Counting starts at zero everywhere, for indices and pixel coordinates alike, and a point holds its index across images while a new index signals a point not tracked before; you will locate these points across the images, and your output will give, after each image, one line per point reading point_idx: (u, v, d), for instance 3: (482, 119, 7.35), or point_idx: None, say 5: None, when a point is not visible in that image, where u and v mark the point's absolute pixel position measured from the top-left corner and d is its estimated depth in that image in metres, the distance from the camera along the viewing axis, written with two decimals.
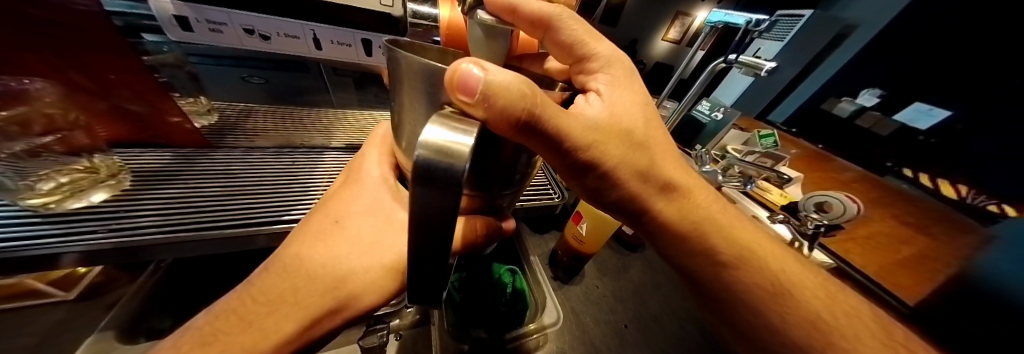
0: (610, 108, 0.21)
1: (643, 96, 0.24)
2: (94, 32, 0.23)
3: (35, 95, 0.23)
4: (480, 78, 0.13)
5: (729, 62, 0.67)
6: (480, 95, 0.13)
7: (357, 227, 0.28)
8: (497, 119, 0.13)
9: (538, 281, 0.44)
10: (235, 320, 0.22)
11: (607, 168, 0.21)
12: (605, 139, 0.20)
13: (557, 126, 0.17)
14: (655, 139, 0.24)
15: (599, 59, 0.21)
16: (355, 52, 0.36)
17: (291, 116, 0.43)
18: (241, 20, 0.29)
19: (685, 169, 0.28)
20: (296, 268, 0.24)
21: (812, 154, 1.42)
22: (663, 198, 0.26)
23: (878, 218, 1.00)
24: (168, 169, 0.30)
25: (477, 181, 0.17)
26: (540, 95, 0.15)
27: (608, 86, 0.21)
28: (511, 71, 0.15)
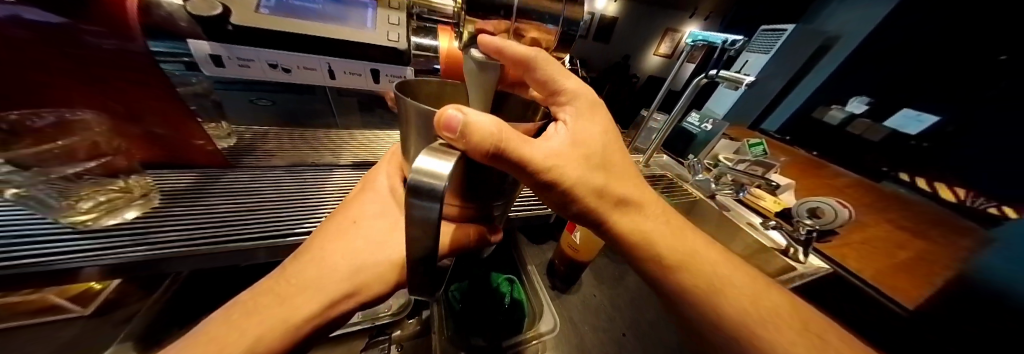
0: (572, 136, 0.24)
1: (608, 125, 0.27)
2: (131, 67, 0.26)
3: (87, 125, 0.27)
4: (462, 117, 0.16)
5: (712, 77, 0.71)
6: (459, 134, 0.16)
7: (368, 230, 0.31)
8: (471, 151, 0.16)
9: (536, 290, 0.46)
10: (266, 299, 0.25)
11: (567, 186, 0.24)
12: (564, 161, 0.23)
13: (524, 154, 0.19)
14: (615, 159, 0.27)
15: (567, 94, 0.24)
16: (365, 80, 0.35)
17: (304, 137, 0.46)
18: (267, 56, 0.30)
19: (642, 184, 0.30)
20: (317, 262, 0.28)
21: (805, 162, 1.51)
22: (617, 211, 0.27)
23: (873, 224, 1.03)
24: (191, 185, 0.32)
25: (470, 192, 0.20)
26: (510, 132, 0.18)
27: (574, 117, 0.24)
28: (489, 115, 0.17)
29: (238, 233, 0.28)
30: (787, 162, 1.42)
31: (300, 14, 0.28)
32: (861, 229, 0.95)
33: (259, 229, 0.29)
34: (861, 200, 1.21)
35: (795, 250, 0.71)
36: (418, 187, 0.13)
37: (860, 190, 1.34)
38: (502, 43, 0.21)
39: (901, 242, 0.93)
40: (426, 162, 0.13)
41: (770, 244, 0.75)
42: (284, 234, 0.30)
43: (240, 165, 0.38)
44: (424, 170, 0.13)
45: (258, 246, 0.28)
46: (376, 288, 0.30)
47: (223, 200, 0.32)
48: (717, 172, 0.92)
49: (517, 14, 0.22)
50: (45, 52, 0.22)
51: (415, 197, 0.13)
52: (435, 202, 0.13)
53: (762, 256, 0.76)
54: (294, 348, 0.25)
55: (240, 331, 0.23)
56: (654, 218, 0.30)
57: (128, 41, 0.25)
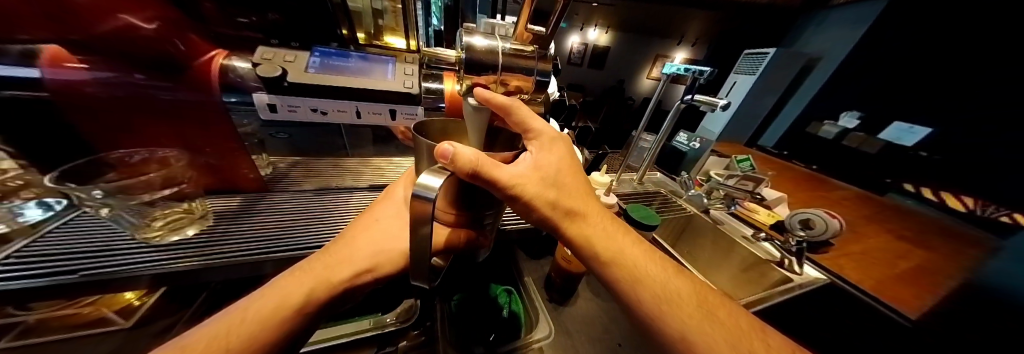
0: (534, 163, 0.27)
1: (567, 156, 0.30)
2: (200, 112, 0.35)
3: (169, 159, 0.35)
4: (453, 149, 0.20)
5: (688, 101, 0.79)
6: (451, 161, 0.20)
7: (388, 226, 0.35)
8: (459, 173, 0.21)
9: (532, 299, 0.47)
10: (312, 267, 0.28)
11: (527, 198, 0.26)
12: (526, 182, 0.25)
13: (498, 177, 0.23)
14: (567, 180, 0.29)
15: (535, 134, 0.27)
16: (384, 119, 0.41)
17: (328, 164, 0.53)
18: (310, 103, 0.36)
19: (590, 196, 0.32)
20: (347, 243, 0.31)
21: (799, 177, 1.54)
22: (565, 221, 0.29)
23: (872, 234, 1.04)
24: (240, 206, 0.39)
25: (465, 203, 0.26)
26: (485, 159, 0.22)
27: (538, 151, 0.28)
28: (472, 148, 0.21)
29: (272, 247, 0.33)
30: (781, 177, 1.46)
31: (338, 71, 0.36)
32: (860, 240, 0.96)
33: (291, 244, 0.34)
34: (858, 212, 1.22)
35: (790, 261, 0.72)
36: (419, 195, 0.20)
37: (858, 202, 1.36)
38: (490, 94, 0.25)
39: (902, 253, 0.94)
40: (427, 179, 0.20)
41: (765, 255, 0.76)
42: (312, 246, 0.35)
43: (277, 189, 0.44)
44: (424, 185, 0.20)
45: (296, 255, 0.33)
46: (384, 270, 0.32)
47: (259, 220, 0.37)
48: (709, 187, 0.97)
49: (502, 69, 0.29)
50: (126, 100, 0.30)
51: (419, 201, 0.20)
52: (430, 204, 0.20)
53: (759, 268, 0.77)
54: (320, 309, 0.27)
55: (292, 288, 0.26)
56: (596, 226, 0.30)
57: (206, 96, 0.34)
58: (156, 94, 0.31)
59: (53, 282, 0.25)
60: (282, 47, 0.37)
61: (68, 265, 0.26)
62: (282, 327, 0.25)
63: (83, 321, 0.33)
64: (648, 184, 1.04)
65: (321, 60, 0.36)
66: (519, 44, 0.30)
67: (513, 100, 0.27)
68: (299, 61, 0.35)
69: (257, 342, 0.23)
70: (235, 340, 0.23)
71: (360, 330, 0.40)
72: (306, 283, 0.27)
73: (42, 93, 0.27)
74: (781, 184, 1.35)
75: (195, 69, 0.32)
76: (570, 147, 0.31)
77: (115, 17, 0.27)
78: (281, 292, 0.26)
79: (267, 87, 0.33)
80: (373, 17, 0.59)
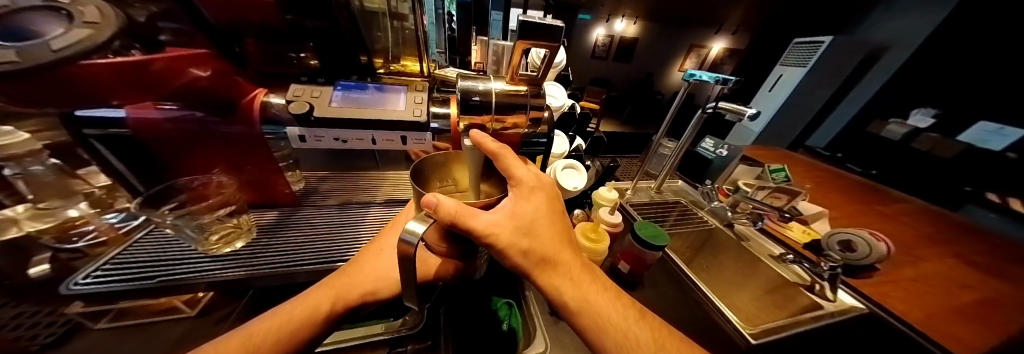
0: (511, 211, 0.27)
1: (545, 204, 0.30)
2: (245, 142, 0.41)
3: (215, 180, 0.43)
4: (436, 201, 0.24)
5: (712, 109, 0.73)
6: (433, 211, 0.24)
7: (391, 256, 0.39)
8: (442, 221, 0.24)
9: (531, 312, 0.49)
10: (335, 286, 0.33)
11: (501, 250, 0.27)
12: (502, 233, 0.26)
13: (473, 226, 0.25)
14: (542, 229, 0.29)
15: (519, 181, 0.28)
16: (397, 143, 0.45)
17: (351, 179, 0.59)
18: (334, 133, 0.41)
19: (565, 243, 0.31)
20: (357, 269, 0.35)
21: (849, 185, 1.38)
22: (536, 270, 0.29)
23: (934, 257, 0.92)
24: (275, 221, 0.46)
25: (452, 240, 0.29)
26: (462, 211, 0.24)
27: (514, 198, 0.28)
28: (452, 198, 0.25)
29: (300, 260, 0.39)
30: (824, 186, 1.31)
31: (357, 104, 0.41)
32: (912, 264, 0.85)
33: (315, 258, 0.40)
34: (918, 230, 1.07)
35: (821, 286, 0.67)
36: (406, 240, 0.24)
37: (921, 219, 1.19)
38: (479, 140, 0.28)
39: (968, 282, 0.82)
40: (413, 225, 0.24)
41: (794, 278, 0.72)
42: (333, 260, 0.40)
43: (307, 204, 0.51)
44: (410, 230, 0.24)
45: (319, 268, 0.38)
46: (383, 294, 0.36)
47: (287, 235, 0.43)
48: (733, 200, 0.89)
49: (495, 110, 0.33)
50: (198, 133, 0.38)
51: (404, 245, 0.24)
52: (413, 248, 0.24)
53: (784, 291, 0.71)
54: (335, 321, 0.31)
55: (317, 301, 0.31)
56: (565, 277, 0.30)
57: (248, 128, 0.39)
58: (217, 128, 0.38)
59: (142, 285, 0.33)
60: (309, 83, 0.42)
61: (146, 273, 0.35)
62: (314, 328, 0.29)
63: (160, 308, 0.38)
64: (667, 192, 1.03)
65: (342, 93, 0.41)
66: (512, 84, 0.33)
67: (498, 143, 0.29)
68: (324, 96, 0.40)
69: (300, 333, 0.28)
70: (281, 334, 0.27)
71: (372, 333, 0.43)
72: (328, 296, 0.31)
73: (126, 130, 0.34)
74: (823, 195, 1.21)
75: (241, 106, 0.38)
76: (550, 190, 0.32)
77: (183, 72, 0.33)
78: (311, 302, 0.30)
79: (298, 122, 0.38)
80: (389, 19, 0.61)
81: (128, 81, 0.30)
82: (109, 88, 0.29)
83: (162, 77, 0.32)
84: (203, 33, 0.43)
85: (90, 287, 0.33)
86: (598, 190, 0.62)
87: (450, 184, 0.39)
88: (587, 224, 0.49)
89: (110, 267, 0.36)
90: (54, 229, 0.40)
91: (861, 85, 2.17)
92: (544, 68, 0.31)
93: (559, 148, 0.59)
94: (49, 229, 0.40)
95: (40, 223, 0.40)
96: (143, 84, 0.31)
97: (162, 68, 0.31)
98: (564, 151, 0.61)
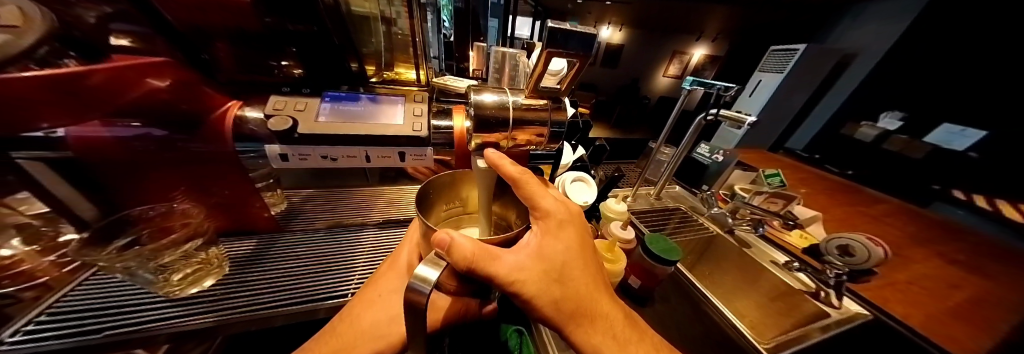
0: (537, 250, 0.26)
1: (575, 240, 0.28)
2: (213, 164, 0.36)
3: (178, 209, 0.38)
4: (449, 239, 0.22)
5: (713, 116, 0.68)
6: (447, 251, 0.22)
7: (389, 299, 0.35)
8: (456, 264, 0.22)
9: (543, 339, 0.41)
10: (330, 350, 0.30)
11: (527, 298, 0.26)
12: (527, 279, 0.25)
13: (496, 270, 0.24)
14: (574, 273, 0.27)
15: (543, 212, 0.27)
16: (394, 160, 0.41)
17: (340, 198, 0.54)
18: (321, 151, 0.36)
19: (600, 288, 0.29)
20: (351, 321, 0.33)
21: (835, 187, 1.43)
22: (570, 323, 0.27)
23: (921, 258, 0.95)
24: (253, 251, 0.41)
25: (465, 280, 0.26)
26: (482, 257, 0.23)
27: (539, 237, 0.27)
28: (470, 237, 0.23)
29: (281, 300, 0.35)
30: (815, 190, 1.34)
31: (347, 117, 0.37)
32: (903, 266, 0.87)
33: (298, 297, 0.35)
34: (901, 231, 1.11)
35: (827, 293, 0.62)
36: (413, 288, 0.20)
37: (902, 219, 1.23)
38: (499, 164, 0.28)
39: (955, 281, 0.84)
40: (425, 270, 0.21)
41: (797, 284, 0.65)
42: (321, 299, 0.36)
43: (290, 228, 0.46)
44: (421, 277, 0.21)
45: (301, 310, 0.34)
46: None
47: (270, 268, 0.39)
48: (733, 205, 0.80)
49: (512, 126, 0.30)
50: (160, 154, 0.32)
51: (413, 294, 0.20)
52: (425, 297, 0.20)
53: (789, 298, 0.66)
54: None
55: None
56: (604, 333, 0.28)
57: (209, 146, 0.34)
58: (187, 146, 0.33)
59: (85, 342, 0.28)
60: (293, 94, 0.38)
61: (95, 324, 0.29)
62: None
63: None
64: (665, 198, 0.93)
65: (331, 105, 0.37)
66: (531, 98, 0.31)
67: (522, 171, 0.28)
68: (310, 109, 0.36)
69: None
70: None
71: None
72: None
73: (67, 153, 0.28)
74: (814, 198, 1.24)
75: (211, 122, 0.33)
76: (580, 225, 0.30)
77: (138, 82, 0.29)
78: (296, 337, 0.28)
79: (280, 139, 0.34)
80: (384, 24, 0.58)
81: (68, 100, 0.26)
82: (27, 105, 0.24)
83: (103, 91, 0.27)
84: (163, 36, 0.37)
85: (17, 347, 0.27)
86: (606, 202, 0.60)
87: (457, 205, 0.40)
88: (603, 242, 0.47)
89: (45, 318, 0.29)
90: None
91: (840, 84, 2.20)
92: (568, 82, 0.30)
93: (566, 159, 0.56)
94: None
95: None
96: (79, 100, 0.26)
97: (99, 82, 0.26)
98: (570, 163, 0.59)
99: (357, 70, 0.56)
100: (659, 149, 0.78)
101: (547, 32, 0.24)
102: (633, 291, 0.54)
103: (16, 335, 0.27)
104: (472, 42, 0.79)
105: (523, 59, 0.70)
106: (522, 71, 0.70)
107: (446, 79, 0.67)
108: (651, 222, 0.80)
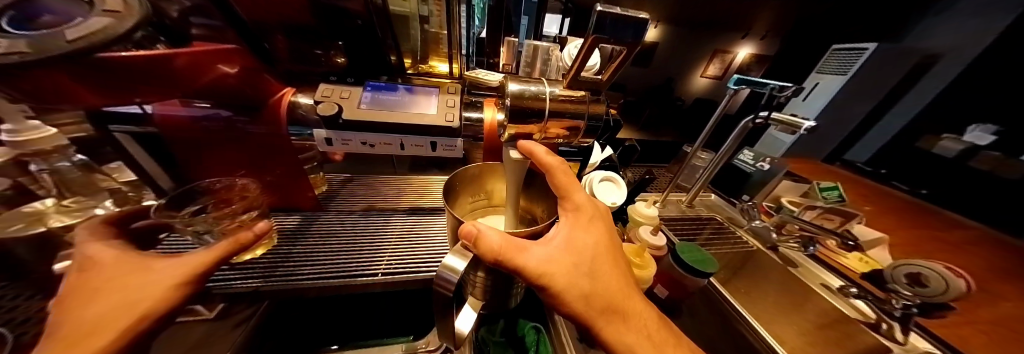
0: (566, 243, 0.26)
1: (604, 235, 0.28)
2: (265, 143, 0.39)
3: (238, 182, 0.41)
4: (476, 231, 0.22)
5: (763, 119, 0.60)
6: (474, 243, 0.22)
7: None
8: (483, 256, 0.22)
9: (561, 341, 0.40)
10: None
11: (555, 292, 0.25)
12: (556, 272, 0.24)
13: (524, 262, 0.23)
14: (604, 268, 0.26)
15: (573, 203, 0.27)
16: (425, 149, 0.42)
17: (375, 185, 0.58)
18: (360, 137, 0.39)
19: (631, 286, 0.28)
20: None
21: (906, 207, 1.24)
22: (601, 320, 0.25)
23: (1016, 297, 0.79)
24: (298, 226, 0.45)
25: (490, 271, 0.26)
26: (508, 249, 0.22)
27: (567, 228, 0.27)
28: (497, 228, 0.23)
29: (318, 274, 0.37)
30: (880, 207, 1.18)
31: (386, 106, 0.38)
32: (994, 305, 0.73)
33: (334, 272, 0.38)
34: (994, 266, 0.93)
35: (890, 326, 0.54)
36: (443, 277, 0.21)
37: (994, 251, 1.03)
38: (534, 152, 0.28)
39: None
40: (453, 261, 0.22)
41: (853, 313, 0.58)
42: (353, 275, 0.38)
43: (329, 208, 0.50)
44: (450, 267, 0.22)
45: (336, 283, 0.37)
46: None
47: (312, 242, 0.42)
48: (778, 219, 0.71)
49: (547, 117, 0.29)
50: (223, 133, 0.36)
51: (443, 281, 0.22)
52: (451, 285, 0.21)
53: (842, 327, 0.58)
54: None
55: None
56: (638, 332, 0.26)
57: (267, 129, 0.38)
58: (245, 128, 0.37)
59: None
60: (338, 83, 0.40)
61: None
62: None
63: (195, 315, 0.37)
64: (699, 206, 0.86)
65: (372, 94, 0.39)
66: (568, 89, 0.30)
67: (553, 160, 0.28)
68: (353, 97, 0.38)
69: None
70: None
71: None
72: None
73: (152, 128, 0.34)
74: (876, 216, 1.09)
75: (268, 106, 0.37)
76: (606, 220, 0.29)
77: (210, 68, 0.32)
78: (92, 315, 0.22)
79: (326, 124, 0.36)
80: (419, 23, 0.59)
81: (157, 82, 0.30)
82: (130, 84, 0.28)
83: (183, 73, 0.31)
84: (233, 28, 0.42)
85: None
86: (634, 205, 0.57)
87: (483, 198, 0.40)
88: (632, 247, 0.44)
89: None
90: (76, 225, 0.36)
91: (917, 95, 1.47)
92: (609, 73, 0.28)
93: (595, 157, 0.54)
94: (74, 225, 0.36)
95: (65, 218, 0.36)
96: (167, 81, 0.30)
97: (183, 64, 0.30)
98: (599, 162, 0.57)
99: (395, 63, 0.57)
100: (695, 154, 0.71)
101: (593, 19, 0.23)
102: (660, 302, 0.51)
103: None
104: (505, 38, 0.78)
105: (556, 52, 0.68)
106: (553, 65, 0.69)
107: (477, 72, 0.66)
108: (681, 231, 0.75)
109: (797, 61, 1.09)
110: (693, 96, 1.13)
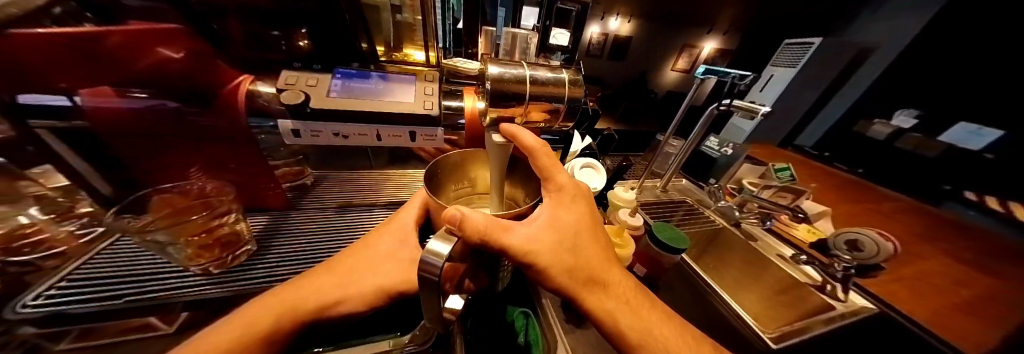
0: (549, 221, 0.26)
1: (585, 212, 0.29)
2: (221, 137, 0.37)
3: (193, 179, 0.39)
4: (460, 215, 0.21)
5: (725, 107, 0.64)
6: (459, 227, 0.21)
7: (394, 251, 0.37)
8: (469, 238, 0.22)
9: (549, 324, 0.43)
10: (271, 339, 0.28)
11: (540, 268, 0.26)
12: (538, 249, 0.25)
13: (508, 241, 0.24)
14: (586, 244, 0.28)
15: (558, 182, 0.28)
16: (404, 139, 0.42)
17: (350, 181, 0.55)
18: (332, 128, 0.38)
19: (611, 258, 0.29)
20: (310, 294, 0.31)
21: (846, 184, 1.41)
22: (583, 291, 0.27)
23: (928, 255, 0.93)
24: (266, 226, 0.42)
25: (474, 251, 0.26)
26: (492, 228, 0.23)
27: (551, 207, 0.27)
28: (480, 210, 0.23)
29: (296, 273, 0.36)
30: (824, 184, 1.34)
31: (358, 94, 0.37)
32: (913, 262, 0.86)
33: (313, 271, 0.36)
34: (912, 230, 1.09)
35: (833, 287, 0.61)
36: (427, 261, 0.20)
37: (912, 217, 1.21)
38: (516, 133, 0.27)
39: (962, 279, 0.83)
40: (436, 246, 0.21)
41: (803, 278, 0.65)
42: None
43: (300, 206, 0.47)
44: (433, 251, 0.21)
45: None
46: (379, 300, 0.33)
47: (285, 242, 0.40)
48: (740, 199, 0.78)
49: (528, 99, 0.30)
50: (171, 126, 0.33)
51: (425, 266, 0.20)
52: (437, 269, 0.20)
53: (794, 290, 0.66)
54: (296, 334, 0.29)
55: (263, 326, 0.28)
56: (618, 299, 0.28)
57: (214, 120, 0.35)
58: (194, 121, 0.34)
59: (106, 306, 0.29)
60: (304, 69, 0.38)
61: (118, 290, 0.30)
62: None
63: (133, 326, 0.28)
64: (671, 190, 0.92)
65: (342, 82, 0.38)
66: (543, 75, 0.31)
67: (536, 141, 0.28)
68: (321, 85, 0.37)
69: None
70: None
71: None
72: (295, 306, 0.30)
73: (81, 122, 0.30)
74: (822, 193, 1.22)
75: (222, 95, 0.34)
76: (587, 198, 0.30)
77: (149, 52, 0.31)
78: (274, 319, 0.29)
79: (292, 114, 0.35)
80: (391, 13, 0.57)
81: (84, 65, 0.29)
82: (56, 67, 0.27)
83: (119, 54, 0.30)
84: (175, 9, 0.39)
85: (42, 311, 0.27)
86: (613, 190, 0.59)
87: (466, 186, 0.40)
88: (612, 228, 0.47)
89: (65, 284, 0.30)
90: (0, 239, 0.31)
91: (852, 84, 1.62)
92: None
93: (575, 146, 0.56)
94: None
95: None
96: (98, 65, 0.29)
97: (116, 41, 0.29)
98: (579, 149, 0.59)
99: (367, 51, 0.53)
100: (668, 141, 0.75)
101: None
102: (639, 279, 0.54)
103: (39, 299, 0.28)
104: (480, 28, 0.75)
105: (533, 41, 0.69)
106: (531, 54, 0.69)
107: (455, 61, 0.64)
108: (656, 214, 0.80)
109: (754, 54, 1.17)
110: (665, 87, 1.18)
